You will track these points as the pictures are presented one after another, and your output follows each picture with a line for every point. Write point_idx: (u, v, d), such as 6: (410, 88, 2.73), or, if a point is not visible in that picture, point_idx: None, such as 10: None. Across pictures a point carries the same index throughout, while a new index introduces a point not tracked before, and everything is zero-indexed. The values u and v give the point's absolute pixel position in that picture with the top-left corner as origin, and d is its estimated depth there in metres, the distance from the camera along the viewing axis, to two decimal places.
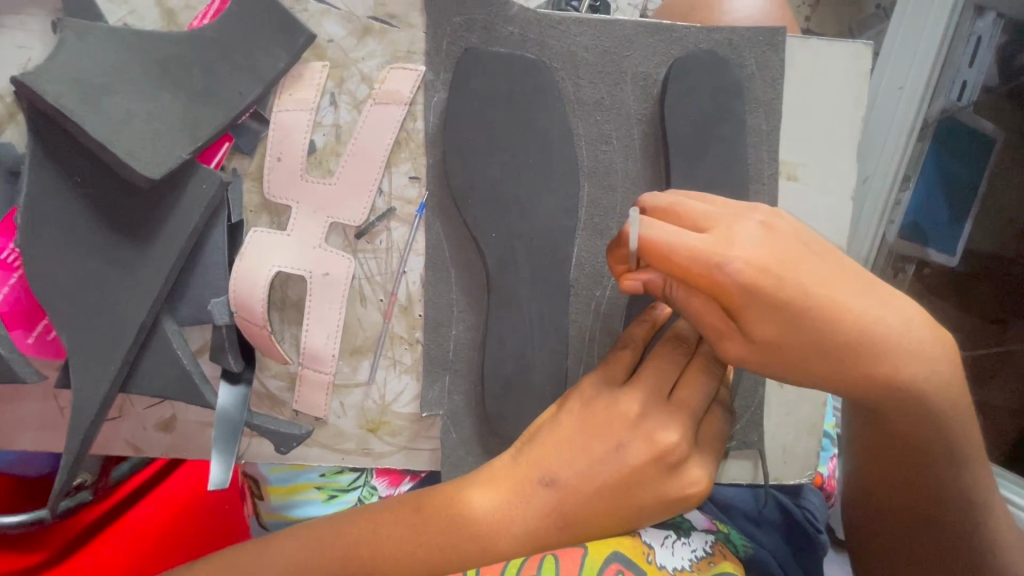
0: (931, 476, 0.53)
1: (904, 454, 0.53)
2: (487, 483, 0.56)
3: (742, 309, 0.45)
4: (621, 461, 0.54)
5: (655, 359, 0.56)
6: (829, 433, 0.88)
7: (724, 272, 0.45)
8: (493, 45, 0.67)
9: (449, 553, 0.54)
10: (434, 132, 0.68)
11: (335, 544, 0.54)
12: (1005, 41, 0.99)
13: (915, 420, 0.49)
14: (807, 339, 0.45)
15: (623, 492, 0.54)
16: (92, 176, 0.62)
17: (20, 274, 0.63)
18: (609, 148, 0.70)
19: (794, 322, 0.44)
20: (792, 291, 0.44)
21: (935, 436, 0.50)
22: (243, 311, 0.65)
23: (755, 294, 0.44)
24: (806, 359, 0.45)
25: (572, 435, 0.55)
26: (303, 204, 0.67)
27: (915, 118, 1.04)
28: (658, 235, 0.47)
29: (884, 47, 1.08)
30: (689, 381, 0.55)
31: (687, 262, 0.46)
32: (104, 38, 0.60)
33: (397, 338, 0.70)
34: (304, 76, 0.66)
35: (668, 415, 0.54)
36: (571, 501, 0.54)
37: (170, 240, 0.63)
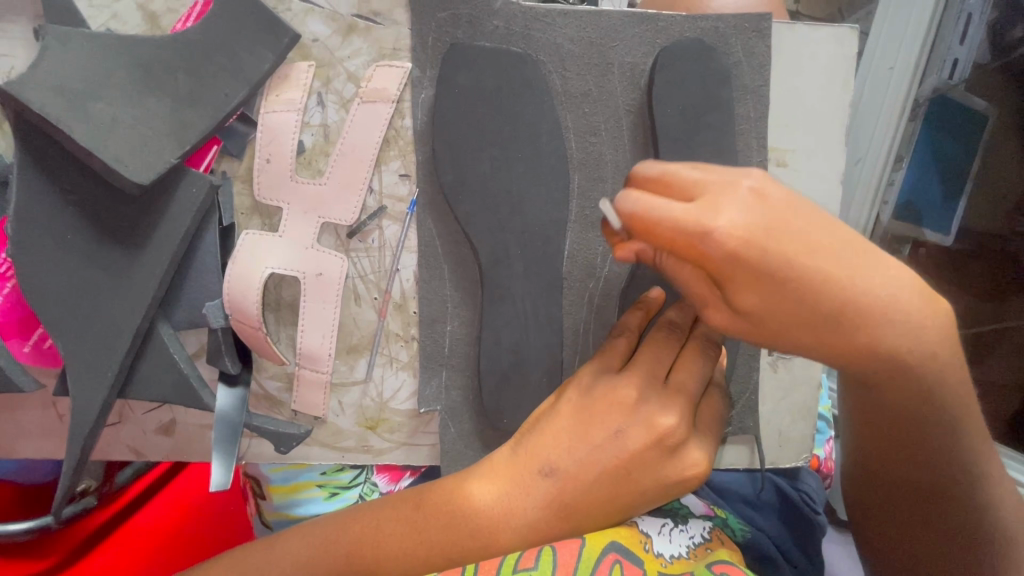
0: (929, 447, 0.52)
1: (901, 422, 0.51)
2: (485, 476, 0.55)
3: (729, 281, 0.43)
4: (621, 447, 0.53)
5: (650, 346, 0.56)
6: (823, 416, 0.90)
7: (710, 242, 0.42)
8: (478, 39, 0.67)
9: (453, 552, 0.54)
10: (422, 129, 0.68)
11: (338, 542, 0.54)
12: (995, 17, 0.99)
13: (911, 387, 0.47)
14: (798, 308, 0.42)
15: (623, 478, 0.53)
16: (81, 183, 0.62)
17: (13, 284, 0.63)
18: (598, 140, 0.70)
19: (784, 291, 0.42)
20: (782, 261, 0.41)
21: (931, 405, 0.48)
22: (237, 314, 0.65)
23: (741, 265, 0.42)
24: (797, 329, 0.43)
25: (568, 424, 0.55)
26: (294, 205, 0.67)
27: (907, 99, 1.05)
28: (641, 208, 0.45)
29: (873, 29, 1.07)
30: (684, 366, 0.55)
31: (671, 235, 0.44)
32: (88, 44, 0.60)
33: (393, 336, 0.70)
34: (290, 77, 0.66)
35: (667, 400, 0.54)
36: (571, 491, 0.53)
37: (162, 244, 0.63)
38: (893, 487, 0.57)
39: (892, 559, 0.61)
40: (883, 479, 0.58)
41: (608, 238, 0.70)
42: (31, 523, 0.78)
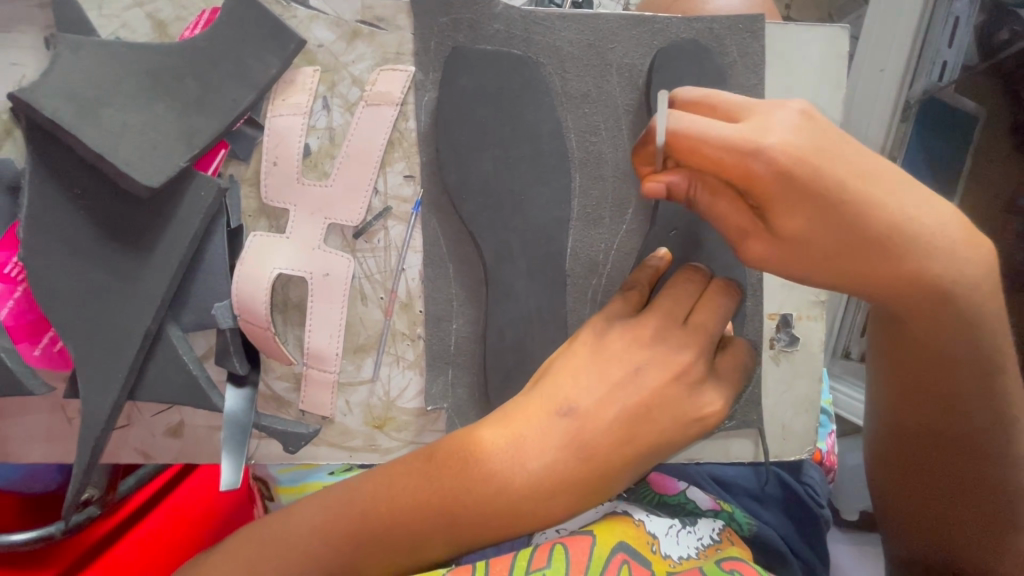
0: (959, 400, 0.53)
1: (930, 368, 0.53)
2: (504, 418, 0.54)
3: (771, 198, 0.47)
4: (643, 384, 0.54)
5: (669, 292, 0.57)
6: (825, 410, 0.91)
7: (759, 155, 0.46)
8: (479, 43, 0.68)
9: (463, 499, 0.52)
10: (426, 131, 0.69)
11: (358, 504, 0.54)
12: (983, 18, 0.99)
13: (941, 320, 0.49)
14: (833, 228, 0.46)
15: (643, 417, 0.54)
16: (92, 187, 0.63)
17: (24, 288, 0.64)
18: (598, 139, 0.71)
19: (822, 212, 0.46)
20: (824, 180, 0.45)
21: (965, 346, 0.50)
22: (246, 314, 0.66)
23: (786, 182, 0.46)
24: (832, 249, 0.47)
25: (593, 363, 0.55)
26: (301, 207, 0.68)
27: (897, 100, 1.09)
28: (686, 127, 0.48)
29: (862, 32, 1.11)
30: (701, 310, 0.57)
31: (718, 153, 0.47)
32: (98, 51, 0.62)
33: (399, 334, 0.71)
34: (296, 82, 0.67)
35: (684, 340, 0.55)
36: (591, 431, 0.53)
37: (171, 246, 0.64)
38: (919, 449, 0.58)
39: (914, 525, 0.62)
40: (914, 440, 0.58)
41: (610, 235, 0.71)
42: (34, 534, 0.77)
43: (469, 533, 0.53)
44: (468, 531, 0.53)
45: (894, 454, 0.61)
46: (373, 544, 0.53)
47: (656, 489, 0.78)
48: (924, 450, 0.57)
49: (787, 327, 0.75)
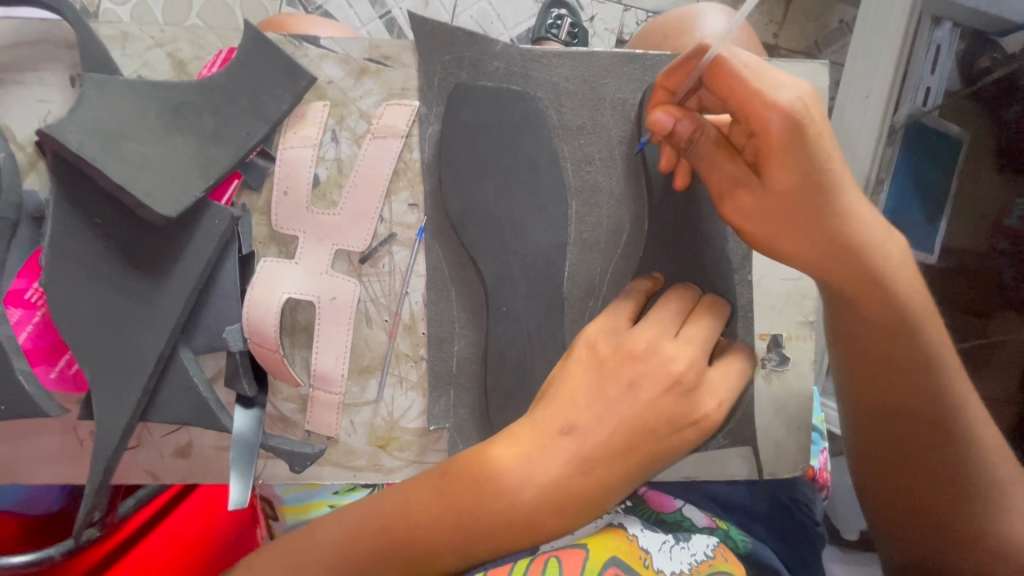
0: (915, 387, 0.61)
1: (887, 341, 0.60)
2: (506, 439, 0.55)
3: (775, 148, 0.54)
4: (637, 399, 0.55)
5: (661, 306, 0.61)
6: (818, 427, 0.92)
7: (778, 106, 0.52)
8: (480, 79, 0.72)
9: (475, 515, 0.54)
10: (430, 161, 0.72)
11: (371, 521, 0.56)
12: (963, 48, 1.06)
13: (887, 295, 0.59)
14: (811, 190, 0.55)
15: (642, 428, 0.55)
16: (111, 217, 0.66)
17: (42, 312, 0.67)
18: (593, 168, 0.74)
19: (806, 173, 0.54)
20: (818, 142, 0.53)
21: (907, 331, 0.60)
22: (256, 337, 0.68)
23: (797, 134, 0.53)
24: (806, 211, 0.55)
25: (587, 383, 0.56)
26: (310, 233, 0.71)
27: (882, 125, 1.09)
28: (718, 72, 0.55)
29: (851, 59, 1.20)
30: (694, 321, 0.60)
31: (751, 94, 0.53)
32: (121, 89, 0.65)
33: (402, 356, 0.74)
34: (306, 116, 0.71)
35: (681, 352, 0.57)
36: (591, 447, 0.54)
37: (185, 272, 0.67)
38: (889, 445, 0.64)
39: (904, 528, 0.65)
40: (887, 437, 0.64)
41: (606, 259, 0.74)
42: (31, 557, 0.76)
43: (482, 544, 0.54)
44: (482, 542, 0.54)
45: (877, 461, 0.66)
46: (390, 557, 0.55)
47: (653, 507, 0.80)
48: (896, 445, 0.64)
49: (778, 346, 0.78)
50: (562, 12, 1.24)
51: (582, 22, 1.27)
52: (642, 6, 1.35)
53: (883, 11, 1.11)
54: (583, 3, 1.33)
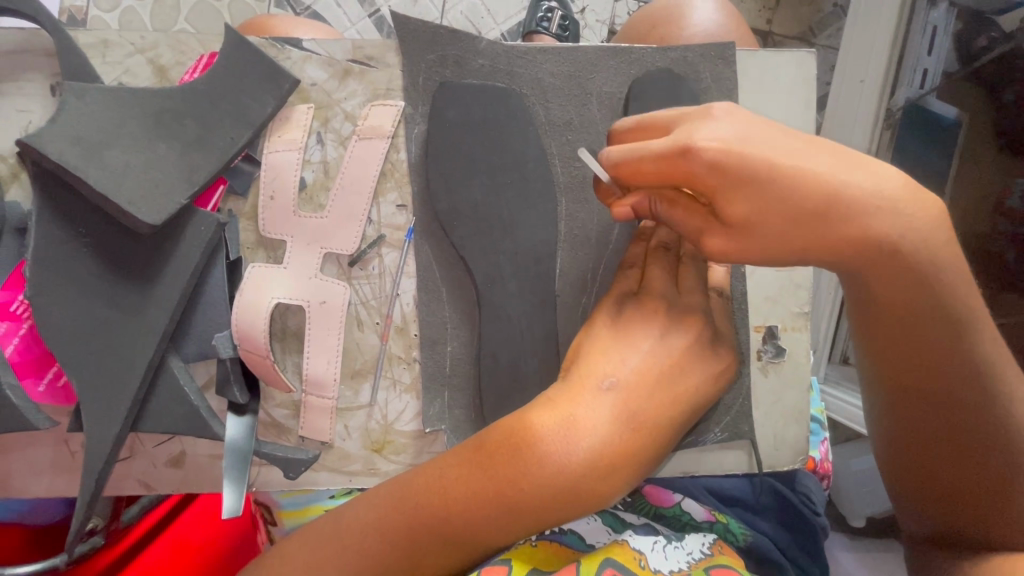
0: (953, 377, 0.51)
1: (909, 330, 0.51)
2: (546, 406, 0.54)
3: (713, 192, 0.51)
4: (669, 348, 0.59)
5: (654, 268, 0.64)
6: (817, 418, 0.91)
7: (693, 161, 0.50)
8: (465, 77, 0.72)
9: (521, 488, 0.52)
10: (417, 161, 0.72)
11: (407, 497, 0.55)
12: (961, 27, 1.05)
13: (902, 279, 0.49)
14: (774, 213, 0.49)
15: (675, 377, 0.58)
16: (94, 226, 0.65)
17: (29, 324, 0.65)
18: (582, 163, 0.74)
19: (761, 200, 0.49)
20: (760, 169, 0.49)
21: (937, 314, 0.50)
22: (246, 343, 0.68)
23: (723, 176, 0.50)
24: (790, 233, 0.49)
25: (612, 342, 0.59)
26: (298, 237, 0.70)
27: (878, 110, 1.11)
28: (623, 155, 0.55)
29: (845, 37, 1.20)
30: (686, 275, 0.64)
31: (654, 164, 0.53)
32: (101, 96, 0.64)
33: (395, 358, 0.73)
34: (290, 119, 0.71)
35: (690, 306, 0.62)
36: (635, 402, 0.55)
37: (173, 280, 0.66)
38: (930, 440, 0.54)
39: (941, 518, 0.57)
40: (923, 428, 0.55)
41: (598, 255, 0.74)
42: (36, 567, 0.76)
43: (529, 517, 0.53)
44: (528, 515, 0.53)
45: (910, 458, 0.57)
46: (430, 536, 0.54)
47: (652, 501, 0.82)
48: (935, 440, 0.54)
49: (773, 338, 0.77)
50: (552, 4, 1.23)
51: (572, 15, 1.27)
52: None
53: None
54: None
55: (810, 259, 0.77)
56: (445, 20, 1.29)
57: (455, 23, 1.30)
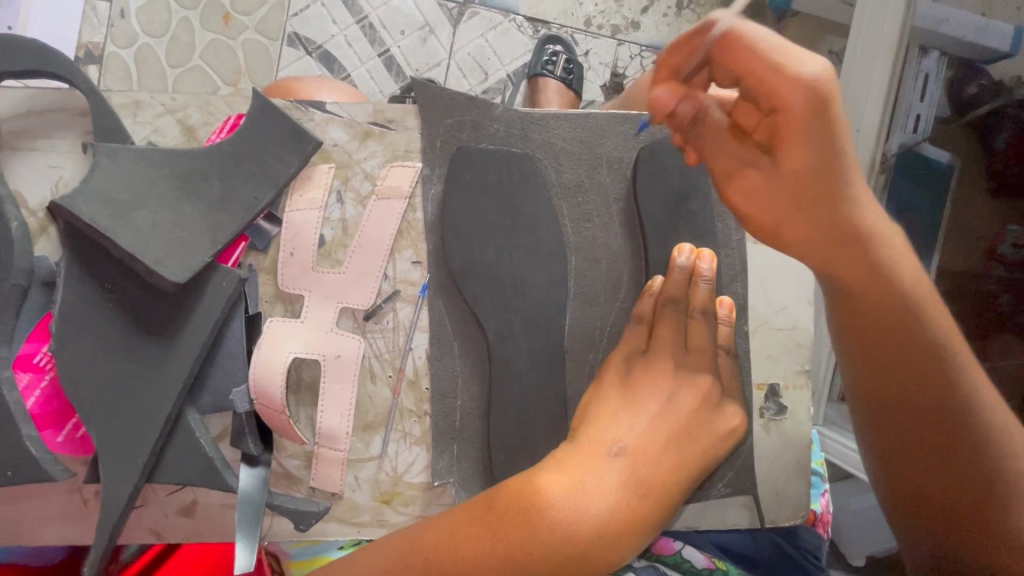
0: (930, 386, 0.57)
1: (896, 344, 0.58)
2: (556, 468, 0.56)
3: (785, 140, 0.51)
4: (677, 410, 0.61)
5: (664, 327, 0.68)
6: (817, 470, 0.90)
7: (798, 81, 0.47)
8: (481, 141, 0.75)
9: (531, 551, 0.52)
10: (433, 221, 0.74)
11: (416, 553, 0.54)
12: (953, 74, 1.08)
13: (880, 294, 0.57)
14: (823, 178, 0.51)
15: (684, 438, 0.60)
16: (119, 282, 0.67)
17: (51, 376, 0.67)
18: (592, 224, 0.77)
19: (824, 158, 0.50)
20: (840, 127, 0.49)
21: (915, 330, 0.57)
22: (262, 398, 0.69)
23: (814, 120, 0.49)
24: (823, 204, 0.53)
25: (622, 404, 0.61)
26: (315, 292, 0.72)
27: (875, 157, 1.08)
28: (727, 43, 0.49)
29: (843, 75, 1.16)
30: (696, 332, 0.68)
31: (756, 68, 0.48)
32: (132, 157, 0.67)
33: (406, 412, 0.75)
34: (312, 178, 0.73)
35: (698, 364, 0.65)
36: (643, 464, 0.56)
37: (193, 334, 0.68)
38: (910, 448, 0.59)
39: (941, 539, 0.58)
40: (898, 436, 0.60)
41: (606, 313, 0.76)
42: None
43: None
44: None
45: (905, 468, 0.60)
46: None
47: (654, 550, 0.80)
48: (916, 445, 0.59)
49: (775, 396, 0.79)
50: (557, 48, 1.29)
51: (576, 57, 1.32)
52: (635, 41, 1.39)
53: (872, 39, 1.10)
54: (577, 37, 1.37)
55: (811, 319, 0.80)
56: (453, 61, 1.34)
57: (462, 64, 1.35)
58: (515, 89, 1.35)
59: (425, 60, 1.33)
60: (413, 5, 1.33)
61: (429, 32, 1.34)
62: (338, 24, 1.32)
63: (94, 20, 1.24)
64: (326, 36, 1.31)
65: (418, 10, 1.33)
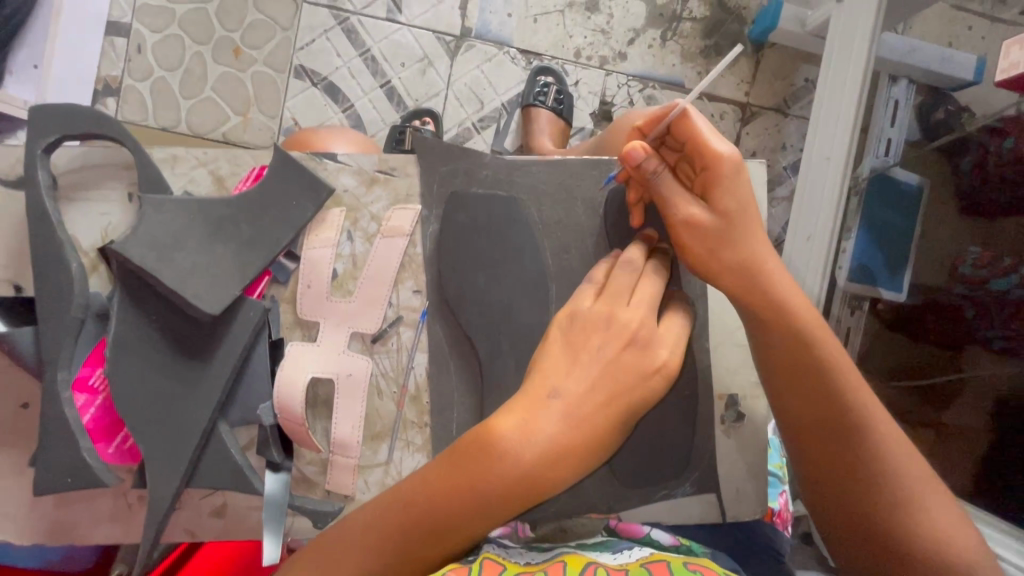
0: (824, 399, 0.66)
1: (794, 363, 0.67)
2: (503, 411, 0.62)
3: (715, 180, 0.69)
4: (606, 349, 0.65)
5: (615, 279, 0.71)
6: (774, 472, 0.98)
7: (722, 148, 0.69)
8: (473, 185, 0.86)
9: (489, 478, 0.60)
10: (431, 255, 0.85)
11: (398, 507, 0.63)
12: (922, 98, 1.11)
13: (779, 323, 0.68)
14: (744, 210, 0.69)
15: (616, 373, 0.64)
16: (161, 314, 0.77)
17: (103, 396, 0.78)
18: (570, 254, 0.87)
19: (742, 198, 0.69)
20: (748, 181, 0.70)
21: (806, 355, 0.67)
22: (285, 412, 0.80)
23: (731, 172, 0.69)
24: (741, 230, 0.69)
25: (559, 353, 0.65)
26: (330, 318, 0.83)
27: (844, 182, 1.05)
28: (684, 118, 0.70)
29: (818, 102, 1.14)
30: (643, 287, 0.70)
31: (696, 140, 0.70)
32: (172, 206, 0.78)
33: (409, 423, 0.85)
34: (326, 220, 0.84)
35: (634, 310, 0.68)
36: (575, 402, 0.61)
37: (225, 358, 0.78)
38: (815, 458, 0.67)
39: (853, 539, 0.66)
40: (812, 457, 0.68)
41: None
42: None
43: (501, 504, 0.61)
44: (500, 501, 0.60)
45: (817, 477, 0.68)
46: (421, 531, 0.62)
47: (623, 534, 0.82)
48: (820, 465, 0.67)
49: (734, 405, 0.90)
50: (548, 80, 1.40)
51: (568, 89, 1.43)
52: (624, 71, 1.48)
53: (840, 73, 1.11)
54: (567, 67, 1.46)
55: None
56: (450, 92, 1.43)
57: (460, 94, 1.44)
58: (510, 116, 1.46)
59: (424, 91, 1.42)
60: (413, 37, 1.42)
61: (428, 64, 1.43)
62: (343, 58, 1.41)
63: (112, 55, 1.34)
64: (332, 69, 1.41)
65: (418, 44, 1.43)
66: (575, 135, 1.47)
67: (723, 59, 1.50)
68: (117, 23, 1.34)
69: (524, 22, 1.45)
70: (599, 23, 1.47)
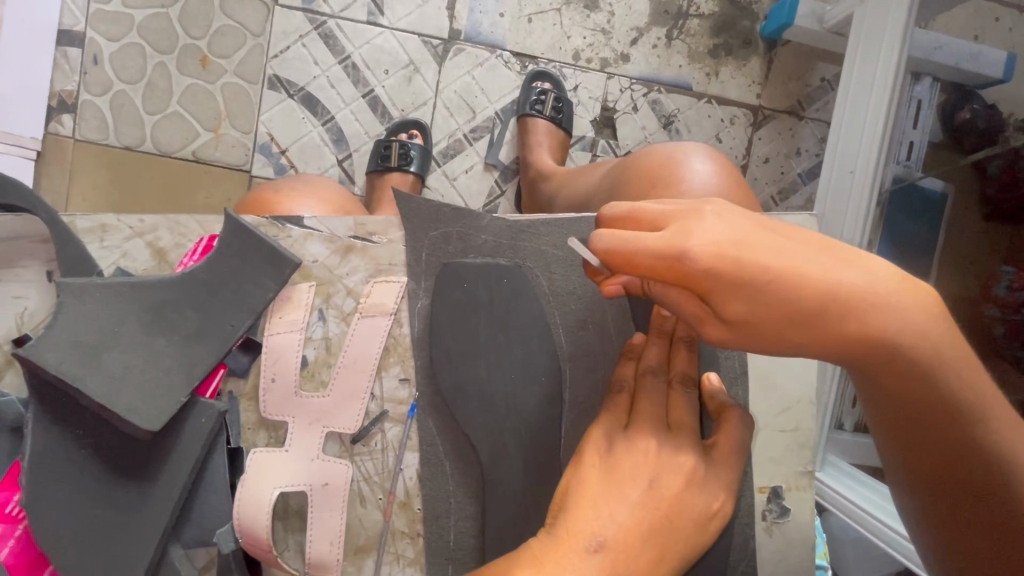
0: (959, 449, 0.49)
1: (915, 407, 0.50)
2: (533, 568, 0.48)
3: (711, 294, 0.45)
4: (659, 494, 0.52)
5: (643, 398, 0.57)
6: (821, 564, 0.83)
7: (687, 262, 0.44)
8: (469, 253, 0.73)
9: None
10: (420, 336, 0.72)
11: None
12: (946, 99, 1.00)
13: (899, 369, 0.47)
14: (772, 312, 0.45)
15: (665, 524, 0.51)
16: (92, 426, 0.64)
17: (25, 525, 0.64)
18: (586, 332, 0.74)
19: (759, 300, 0.44)
20: (754, 271, 0.44)
21: (933, 403, 0.49)
22: (247, 537, 0.66)
23: (721, 280, 0.44)
24: (784, 331, 0.46)
25: (602, 488, 0.52)
26: (299, 417, 0.70)
27: (872, 196, 0.95)
28: (613, 243, 0.46)
29: (840, 105, 1.03)
30: (676, 406, 0.57)
31: (648, 262, 0.45)
32: (99, 293, 0.63)
33: (399, 533, 0.72)
34: (292, 298, 0.70)
35: (679, 441, 0.55)
36: (623, 561, 0.49)
37: (173, 475, 0.65)
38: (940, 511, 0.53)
39: None
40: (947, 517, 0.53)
41: None
42: None
43: None
44: None
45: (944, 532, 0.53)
46: None
47: None
48: (949, 522, 0.53)
49: (778, 497, 0.77)
50: (545, 86, 1.15)
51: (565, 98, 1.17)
52: (626, 74, 1.22)
53: (866, 74, 0.97)
54: (565, 71, 1.20)
55: (813, 418, 0.78)
56: (439, 101, 1.17)
57: (450, 103, 1.18)
58: (506, 126, 1.19)
59: (411, 101, 1.16)
60: (397, 41, 1.15)
61: (414, 69, 1.16)
62: (321, 65, 1.14)
63: (67, 67, 1.06)
64: (308, 77, 1.13)
65: (403, 48, 1.16)
66: (575, 146, 1.22)
67: (732, 57, 1.25)
68: (70, 31, 1.06)
69: (517, 23, 1.19)
70: (599, 21, 1.21)
